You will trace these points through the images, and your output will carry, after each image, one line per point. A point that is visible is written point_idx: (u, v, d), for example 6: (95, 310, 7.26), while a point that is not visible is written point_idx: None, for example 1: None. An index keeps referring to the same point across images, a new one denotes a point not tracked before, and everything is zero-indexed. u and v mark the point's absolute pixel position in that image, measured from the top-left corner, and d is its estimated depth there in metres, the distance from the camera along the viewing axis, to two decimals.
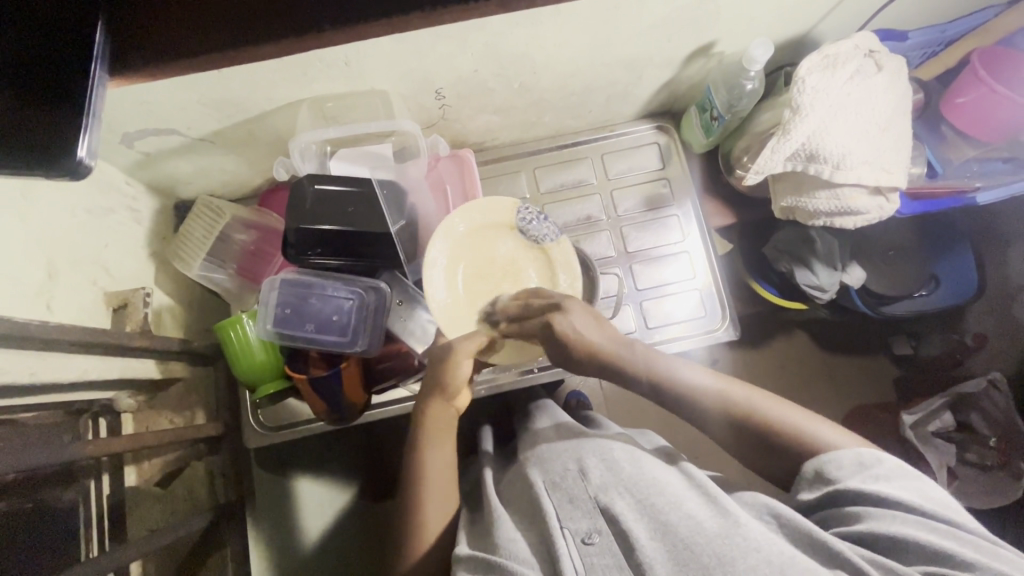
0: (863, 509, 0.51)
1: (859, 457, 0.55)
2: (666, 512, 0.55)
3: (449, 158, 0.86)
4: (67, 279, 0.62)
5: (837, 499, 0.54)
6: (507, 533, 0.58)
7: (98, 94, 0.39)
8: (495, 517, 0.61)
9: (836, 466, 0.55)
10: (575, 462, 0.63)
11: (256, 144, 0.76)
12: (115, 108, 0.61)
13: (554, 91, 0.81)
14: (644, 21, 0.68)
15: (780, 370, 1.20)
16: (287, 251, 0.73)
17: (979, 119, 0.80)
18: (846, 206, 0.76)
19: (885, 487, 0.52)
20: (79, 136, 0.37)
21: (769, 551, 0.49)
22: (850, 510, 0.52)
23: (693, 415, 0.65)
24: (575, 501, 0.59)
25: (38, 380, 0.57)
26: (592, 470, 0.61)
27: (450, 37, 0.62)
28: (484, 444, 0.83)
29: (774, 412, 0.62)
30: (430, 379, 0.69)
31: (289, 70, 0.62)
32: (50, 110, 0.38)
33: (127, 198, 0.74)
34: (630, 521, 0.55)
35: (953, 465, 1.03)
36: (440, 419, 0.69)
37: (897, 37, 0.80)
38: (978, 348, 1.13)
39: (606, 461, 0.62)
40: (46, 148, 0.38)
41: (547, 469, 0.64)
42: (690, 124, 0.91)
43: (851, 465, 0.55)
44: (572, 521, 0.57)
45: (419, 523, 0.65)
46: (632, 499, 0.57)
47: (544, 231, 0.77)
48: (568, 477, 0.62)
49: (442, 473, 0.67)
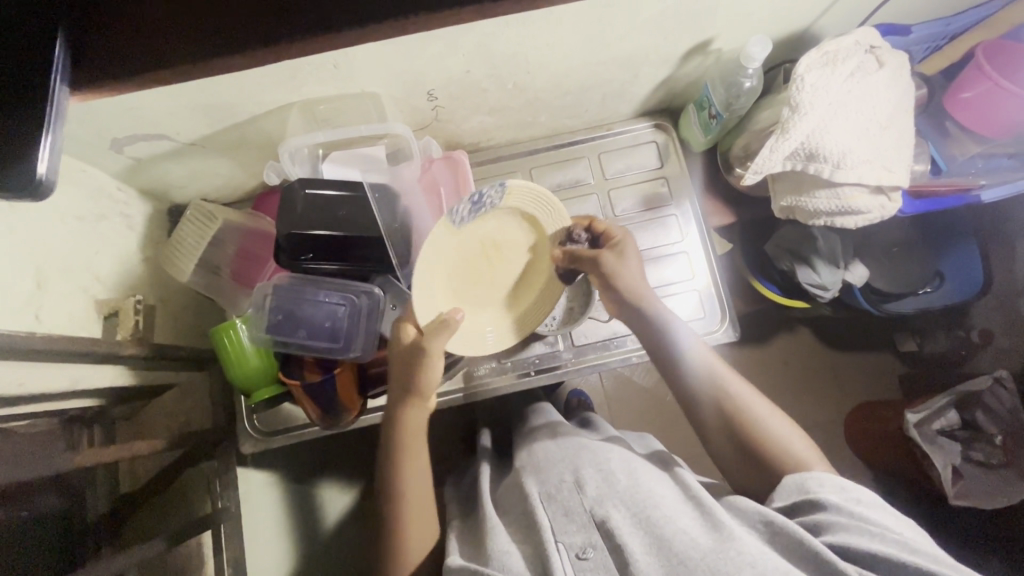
0: (839, 524, 0.52)
1: (839, 484, 0.56)
2: (661, 526, 0.54)
3: (442, 160, 0.83)
4: (57, 287, 0.62)
5: (811, 506, 0.55)
6: (501, 544, 0.58)
7: (56, 105, 0.37)
8: (489, 527, 0.61)
9: (818, 485, 0.56)
10: (570, 471, 0.62)
11: (248, 147, 0.75)
12: (103, 114, 0.60)
13: (549, 90, 0.80)
14: (639, 19, 0.66)
15: (781, 368, 1.19)
16: (281, 255, 0.72)
17: (984, 114, 0.78)
18: (847, 206, 0.74)
19: (863, 510, 0.53)
20: (37, 149, 0.36)
21: (764, 566, 0.49)
22: (825, 522, 0.52)
23: (684, 392, 0.68)
24: (570, 514, 0.58)
25: (26, 392, 0.57)
26: (588, 481, 0.60)
27: (440, 38, 0.61)
28: (482, 445, 0.82)
29: (766, 419, 0.63)
30: (399, 388, 0.69)
31: (277, 74, 0.61)
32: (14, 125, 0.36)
33: (119, 204, 0.74)
34: (625, 535, 0.54)
35: (958, 463, 1.02)
36: (413, 425, 0.68)
37: (900, 31, 0.78)
38: (982, 346, 1.12)
39: (602, 471, 0.61)
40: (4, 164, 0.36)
41: (543, 479, 0.63)
42: (689, 122, 0.90)
43: (832, 483, 0.56)
44: (566, 535, 0.57)
45: (400, 539, 0.65)
46: (628, 512, 0.56)
47: (488, 198, 0.69)
48: (564, 489, 0.60)
49: (417, 484, 0.67)
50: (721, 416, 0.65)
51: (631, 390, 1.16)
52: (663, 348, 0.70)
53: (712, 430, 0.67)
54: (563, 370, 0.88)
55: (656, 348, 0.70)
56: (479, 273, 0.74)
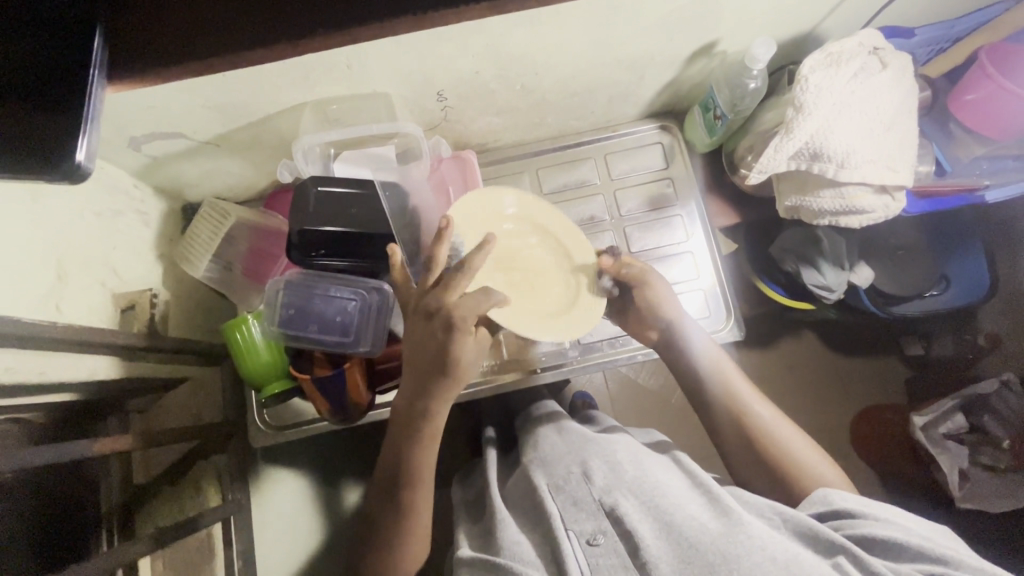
0: (860, 523, 0.54)
1: (860, 498, 0.58)
2: (670, 513, 0.55)
3: (451, 159, 0.85)
4: (75, 280, 0.64)
5: (837, 517, 0.57)
6: (513, 534, 0.59)
7: (95, 97, 0.37)
8: (500, 519, 0.61)
9: (840, 497, 0.58)
10: (578, 463, 0.63)
11: (261, 147, 0.77)
12: (122, 112, 0.62)
13: (558, 91, 0.81)
14: (646, 20, 0.68)
15: (786, 370, 1.20)
16: (291, 252, 0.73)
17: (988, 116, 0.79)
18: (851, 205, 0.75)
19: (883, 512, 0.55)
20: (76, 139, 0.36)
21: (773, 548, 0.50)
22: (848, 524, 0.55)
23: (706, 408, 0.73)
24: (579, 504, 0.59)
25: (45, 380, 0.58)
26: (595, 471, 0.61)
27: (451, 38, 0.63)
28: (488, 434, 0.86)
29: (800, 451, 0.67)
30: (432, 385, 0.63)
31: (292, 73, 0.62)
32: (46, 113, 0.36)
33: (136, 201, 0.76)
34: (635, 521, 0.55)
35: (964, 467, 1.02)
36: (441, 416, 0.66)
37: (903, 34, 0.79)
38: (990, 350, 1.10)
39: (608, 462, 0.62)
40: (41, 153, 0.36)
41: (550, 471, 0.64)
42: (694, 124, 0.91)
43: (851, 497, 0.58)
44: (576, 523, 0.57)
45: (411, 517, 0.67)
46: (636, 499, 0.58)
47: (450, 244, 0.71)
48: (571, 480, 0.61)
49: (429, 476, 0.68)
50: (749, 436, 0.69)
51: (636, 392, 1.17)
52: (702, 375, 0.73)
53: (735, 459, 0.70)
54: (569, 368, 0.89)
55: (691, 370, 0.74)
56: (524, 284, 0.78)
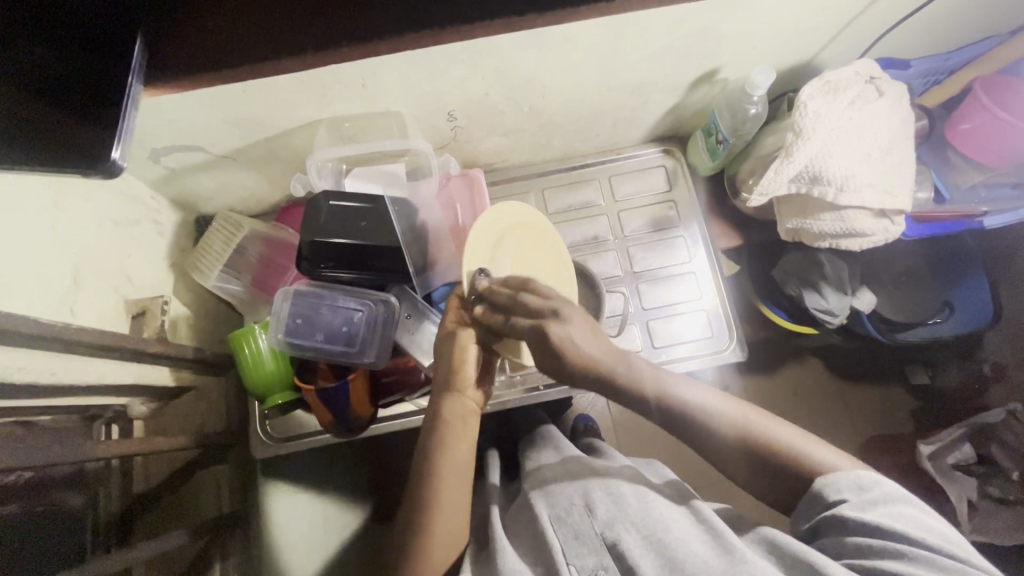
0: (864, 544, 0.50)
1: (856, 482, 0.54)
2: (673, 548, 0.55)
3: (460, 177, 0.88)
4: (91, 286, 0.65)
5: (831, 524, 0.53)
6: (513, 563, 0.58)
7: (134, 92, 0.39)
8: (500, 545, 0.61)
9: (832, 488, 0.54)
10: (581, 495, 0.63)
11: (275, 161, 0.79)
12: (147, 125, 0.64)
13: (564, 114, 0.83)
14: (651, 47, 0.70)
15: (792, 397, 1.19)
16: (302, 262, 0.76)
17: (984, 144, 0.81)
18: (852, 227, 0.77)
19: (882, 515, 0.51)
20: (114, 138, 0.37)
21: None
22: (852, 543, 0.50)
23: (690, 434, 0.63)
24: (581, 538, 0.59)
25: (59, 382, 0.59)
26: (598, 505, 0.61)
27: (463, 61, 0.66)
28: (489, 479, 0.80)
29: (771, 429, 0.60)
30: (446, 379, 0.66)
31: (309, 91, 0.65)
32: (88, 113, 0.38)
33: (152, 211, 0.78)
34: (637, 556, 0.55)
35: (974, 498, 1.00)
36: (458, 417, 0.65)
37: (900, 65, 0.82)
38: (995, 379, 1.11)
39: (612, 495, 0.62)
40: (81, 149, 0.37)
41: (553, 502, 0.64)
42: (695, 148, 0.93)
43: (850, 487, 0.54)
44: (577, 558, 0.58)
45: (427, 532, 0.62)
46: (638, 534, 0.57)
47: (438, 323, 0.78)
48: (574, 512, 0.62)
49: (455, 479, 0.64)
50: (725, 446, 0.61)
51: (637, 416, 1.16)
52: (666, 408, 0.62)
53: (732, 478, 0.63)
54: (572, 386, 0.89)
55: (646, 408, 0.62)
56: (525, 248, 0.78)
